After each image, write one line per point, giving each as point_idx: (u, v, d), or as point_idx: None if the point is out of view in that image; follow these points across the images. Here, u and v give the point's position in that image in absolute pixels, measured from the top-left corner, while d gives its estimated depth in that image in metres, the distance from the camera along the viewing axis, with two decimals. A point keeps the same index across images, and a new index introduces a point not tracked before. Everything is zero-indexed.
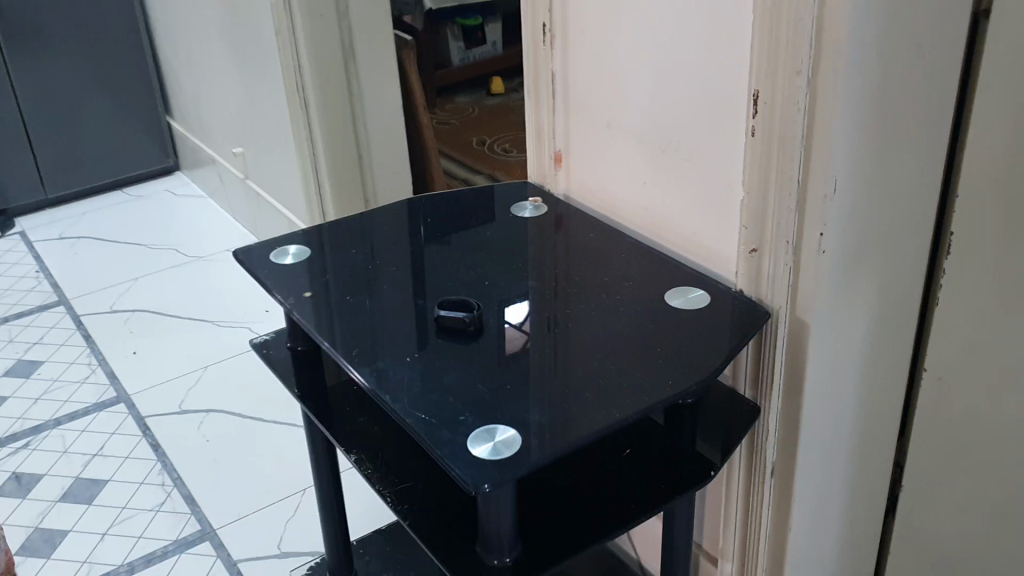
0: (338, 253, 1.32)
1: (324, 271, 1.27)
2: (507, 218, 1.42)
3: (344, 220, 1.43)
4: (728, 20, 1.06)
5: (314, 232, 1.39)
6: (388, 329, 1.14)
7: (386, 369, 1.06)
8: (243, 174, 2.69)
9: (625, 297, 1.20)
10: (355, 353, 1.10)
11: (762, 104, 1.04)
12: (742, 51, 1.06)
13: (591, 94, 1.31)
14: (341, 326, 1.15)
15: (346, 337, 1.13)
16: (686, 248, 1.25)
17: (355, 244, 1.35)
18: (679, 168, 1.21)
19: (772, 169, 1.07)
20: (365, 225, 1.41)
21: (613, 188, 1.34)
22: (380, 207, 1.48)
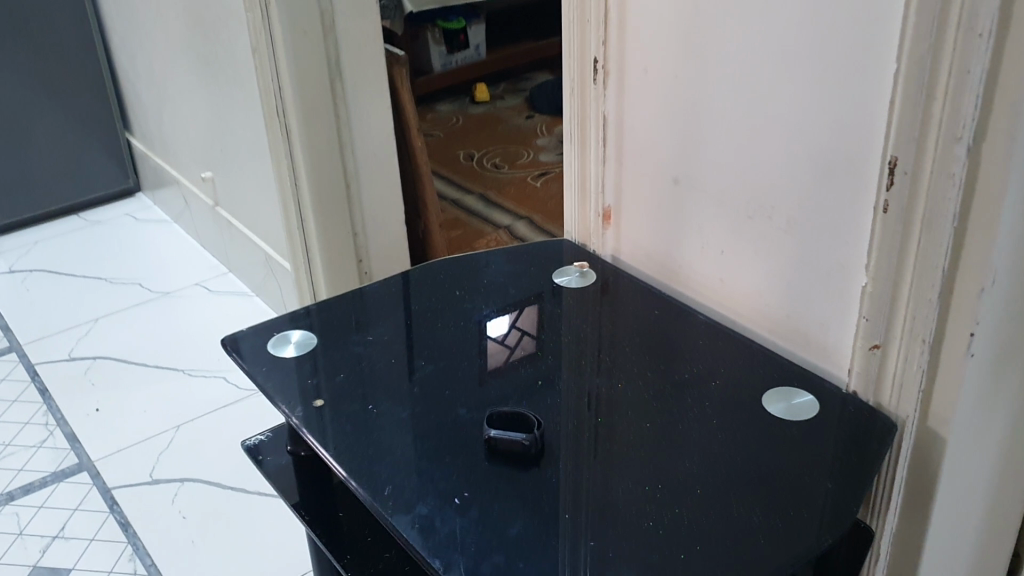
0: (350, 343, 1.10)
1: (335, 368, 1.05)
2: (546, 287, 1.19)
3: (351, 297, 1.21)
4: (856, 68, 0.84)
5: (317, 314, 1.17)
6: (422, 452, 0.92)
7: (426, 512, 0.84)
8: (213, 202, 2.43)
9: (708, 400, 0.98)
10: (385, 490, 0.87)
11: (902, 175, 0.82)
12: (872, 107, 0.84)
13: (654, 144, 1.09)
14: (363, 449, 0.92)
15: (369, 471, 0.90)
16: (778, 334, 1.03)
17: (369, 330, 1.13)
18: (772, 240, 1.00)
19: (910, 254, 0.84)
20: (378, 303, 1.19)
21: (679, 256, 1.12)
22: (392, 279, 1.26)
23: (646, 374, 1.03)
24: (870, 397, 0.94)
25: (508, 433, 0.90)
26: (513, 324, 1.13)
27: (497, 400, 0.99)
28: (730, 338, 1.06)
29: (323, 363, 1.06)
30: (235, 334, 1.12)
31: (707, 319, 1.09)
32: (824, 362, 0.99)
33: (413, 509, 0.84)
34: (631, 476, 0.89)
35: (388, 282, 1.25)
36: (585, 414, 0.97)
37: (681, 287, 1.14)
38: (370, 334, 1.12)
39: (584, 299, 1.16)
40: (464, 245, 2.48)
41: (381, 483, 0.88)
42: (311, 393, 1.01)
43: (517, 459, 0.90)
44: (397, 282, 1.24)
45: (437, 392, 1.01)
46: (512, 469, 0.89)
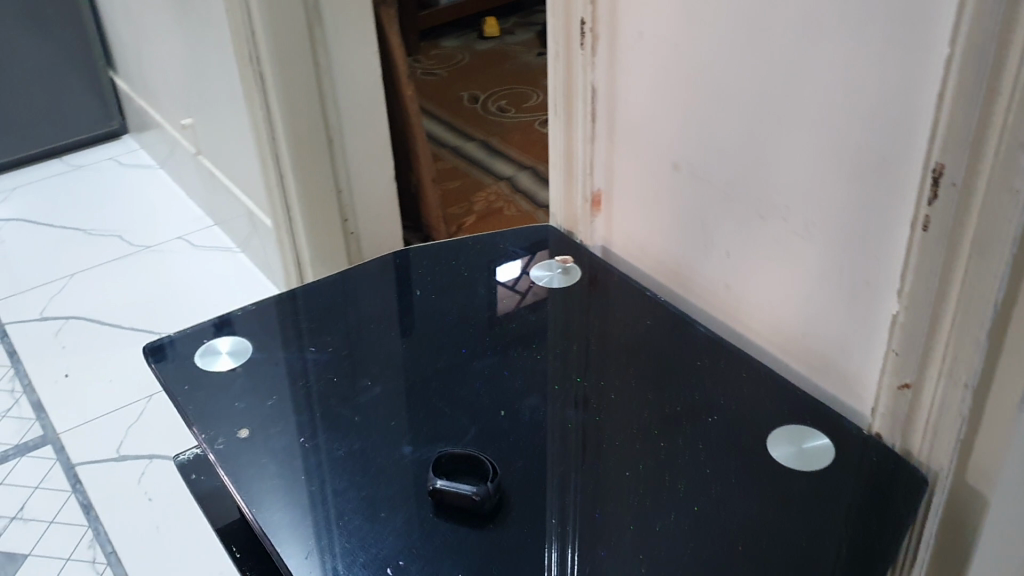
0: (285, 363, 0.93)
1: (269, 390, 0.89)
2: (524, 284, 1.02)
3: (299, 294, 1.04)
4: (898, 49, 0.66)
5: (259, 316, 1.00)
6: (353, 502, 0.76)
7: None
8: (194, 149, 2.27)
9: (704, 440, 0.82)
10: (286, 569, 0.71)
11: (949, 187, 0.65)
12: (915, 99, 0.67)
13: (652, 124, 0.92)
14: (290, 495, 0.77)
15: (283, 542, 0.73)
16: (791, 354, 0.87)
17: (312, 337, 0.96)
18: (788, 246, 0.83)
19: (955, 283, 0.68)
20: (334, 298, 1.03)
21: (677, 255, 0.95)
22: (348, 271, 1.08)
23: (632, 403, 0.87)
24: (896, 443, 0.78)
25: (454, 486, 0.75)
26: (524, 269, 1.05)
27: (453, 435, 0.83)
28: (734, 358, 0.90)
29: (256, 383, 0.91)
30: (169, 336, 0.97)
31: (709, 331, 0.92)
32: (845, 393, 0.83)
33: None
34: (606, 544, 0.73)
35: (353, 271, 1.08)
36: (558, 455, 0.81)
37: (679, 290, 0.97)
38: (311, 347, 0.95)
39: (567, 301, 0.99)
40: (462, 199, 2.31)
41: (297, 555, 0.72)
42: (235, 425, 0.85)
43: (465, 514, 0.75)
44: (359, 273, 1.08)
45: (384, 421, 0.85)
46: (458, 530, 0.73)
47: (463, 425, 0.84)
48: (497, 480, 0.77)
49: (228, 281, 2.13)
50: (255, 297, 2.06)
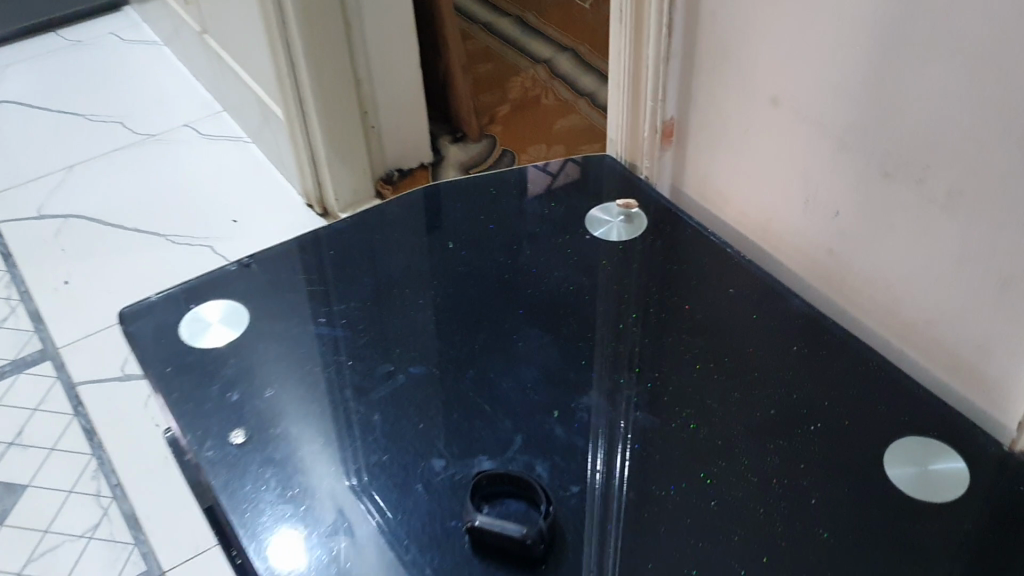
0: (283, 343, 0.76)
1: (262, 378, 0.73)
2: (576, 234, 0.85)
3: (298, 253, 0.86)
4: None
5: (254, 279, 0.83)
6: (370, 510, 0.62)
7: (342, 554, 0.60)
8: (199, 28, 2.07)
9: (806, 459, 0.65)
10: (309, 503, 0.63)
11: None
12: None
13: (745, 44, 0.72)
14: (284, 447, 0.67)
15: (315, 471, 0.65)
16: (914, 339, 0.70)
17: (318, 308, 0.80)
18: (923, 215, 0.65)
19: None
20: (351, 252, 0.86)
21: (770, 205, 0.78)
22: (361, 215, 0.90)
23: (711, 402, 0.70)
24: None
25: (498, 522, 0.58)
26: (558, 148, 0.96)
27: (494, 447, 0.66)
28: (843, 349, 0.71)
29: (248, 371, 0.73)
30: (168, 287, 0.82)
31: (805, 305, 0.75)
32: (981, 397, 0.67)
33: (346, 537, 0.61)
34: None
35: (378, 216, 0.90)
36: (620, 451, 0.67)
37: (769, 247, 0.80)
38: (320, 317, 0.79)
39: (627, 256, 0.82)
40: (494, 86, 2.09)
41: (328, 486, 0.64)
42: (229, 411, 0.70)
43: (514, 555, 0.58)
44: (379, 217, 0.90)
45: (405, 426, 0.68)
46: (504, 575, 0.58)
47: (504, 429, 0.68)
48: (552, 512, 0.61)
49: (237, 176, 1.96)
50: (267, 194, 1.90)
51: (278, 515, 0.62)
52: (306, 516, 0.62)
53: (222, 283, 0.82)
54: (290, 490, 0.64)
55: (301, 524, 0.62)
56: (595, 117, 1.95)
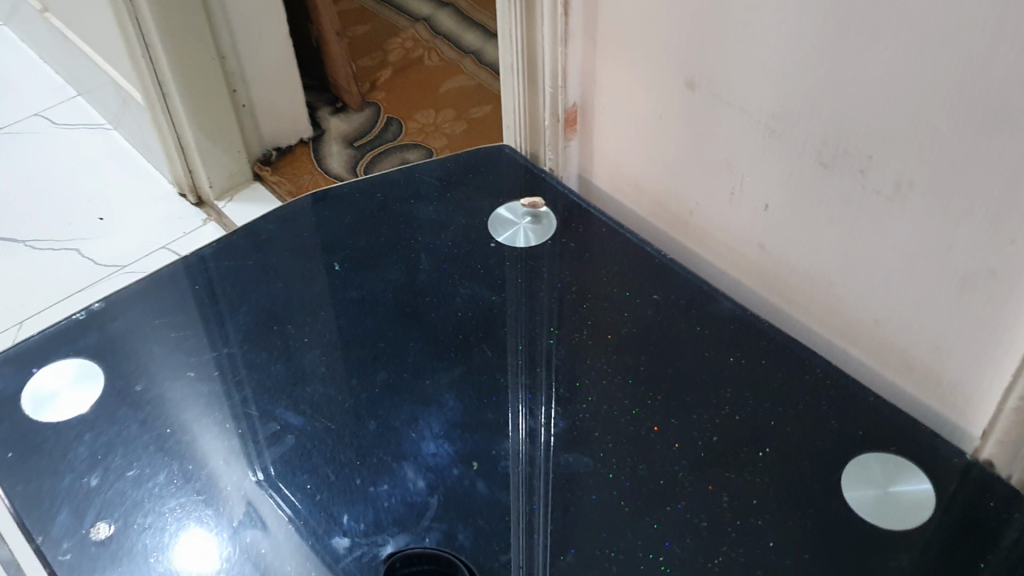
0: (148, 407, 0.66)
1: (124, 455, 0.62)
2: (479, 246, 0.76)
3: (164, 284, 0.76)
4: None
5: (114, 325, 0.71)
6: (280, 504, 0.59)
7: (265, 558, 0.57)
8: (40, 6, 1.87)
9: (753, 494, 0.60)
10: (219, 506, 0.60)
11: None
12: None
13: (653, 21, 0.63)
14: (173, 460, 0.62)
15: (219, 469, 0.62)
16: (856, 341, 0.64)
17: (186, 357, 0.70)
18: (866, 210, 0.57)
19: None
20: (223, 279, 0.75)
21: (691, 196, 0.70)
22: (234, 234, 0.79)
23: (648, 435, 0.63)
24: (1013, 473, 0.58)
25: None
26: None
27: (407, 517, 0.58)
28: (789, 357, 0.66)
29: (112, 443, 0.63)
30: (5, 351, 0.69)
31: (735, 307, 0.69)
32: (935, 400, 0.61)
33: (257, 531, 0.58)
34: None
35: (252, 231, 0.79)
36: (539, 430, 0.64)
37: (692, 243, 0.73)
38: (188, 370, 0.69)
39: (535, 270, 0.74)
40: (370, 49, 1.89)
41: (235, 483, 0.61)
42: (84, 499, 0.60)
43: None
44: (253, 234, 0.79)
45: (298, 498, 0.60)
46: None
47: (417, 491, 0.60)
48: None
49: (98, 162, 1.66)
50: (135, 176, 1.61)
51: (187, 525, 0.58)
52: (218, 522, 0.59)
53: (71, 337, 0.70)
54: (196, 495, 0.60)
55: (214, 530, 0.58)
56: (485, 77, 1.77)
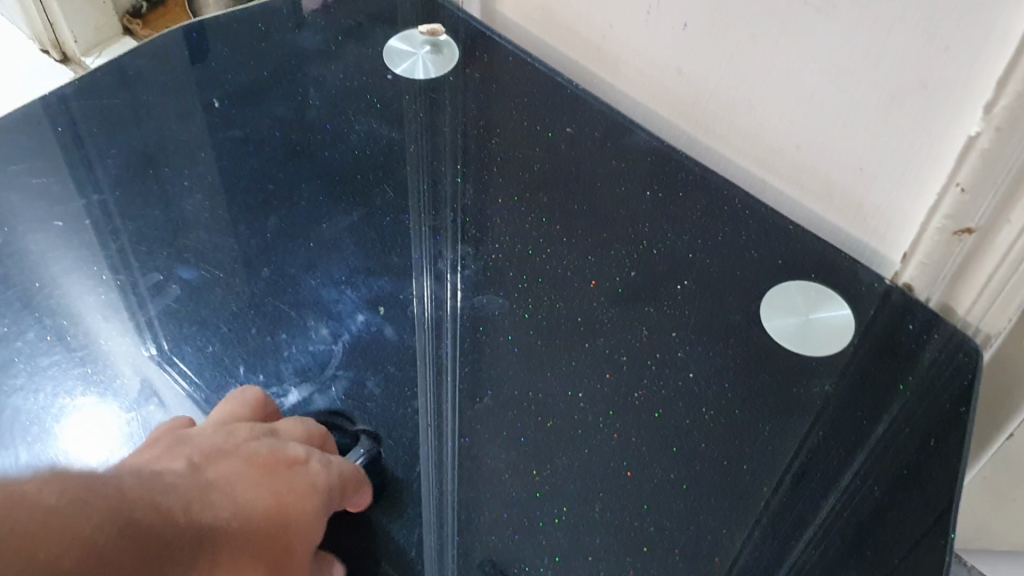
0: (12, 262, 0.59)
1: None
2: (374, 78, 0.71)
3: (21, 129, 0.67)
4: None
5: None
6: (165, 367, 0.54)
7: (149, 422, 0.52)
8: None
9: (674, 328, 0.58)
10: (94, 368, 0.54)
11: None
12: None
13: None
14: (39, 319, 0.56)
15: (96, 328, 0.56)
16: (772, 167, 0.62)
17: (48, 208, 0.63)
18: (790, 21, 0.54)
19: None
20: (89, 122, 0.68)
21: (603, 17, 0.65)
22: (97, 70, 0.71)
23: (564, 273, 0.60)
24: (932, 297, 0.56)
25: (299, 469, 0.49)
26: None
27: (310, 367, 0.54)
28: (706, 193, 0.64)
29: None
30: None
31: (651, 138, 0.66)
32: (855, 227, 0.59)
33: (146, 397, 0.53)
34: (567, 528, 0.49)
35: (118, 70, 0.71)
36: (448, 273, 0.60)
37: (603, 71, 0.69)
38: (51, 222, 0.62)
39: (437, 106, 0.69)
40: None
41: (112, 342, 0.55)
42: None
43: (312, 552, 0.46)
44: (121, 72, 0.71)
45: (185, 356, 0.55)
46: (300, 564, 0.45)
47: (320, 340, 0.56)
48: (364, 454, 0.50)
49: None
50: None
51: (60, 388, 0.53)
52: (96, 385, 0.53)
53: None
54: (76, 356, 0.55)
55: (91, 393, 0.53)
56: None
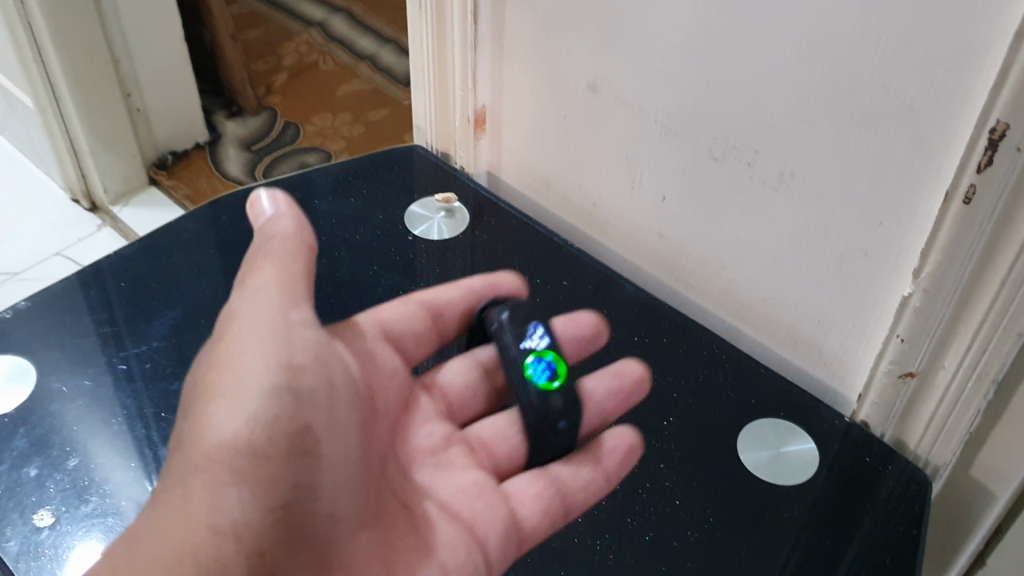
0: (81, 400, 0.70)
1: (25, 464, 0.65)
2: (397, 238, 0.81)
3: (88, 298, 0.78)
4: None
5: (35, 326, 0.77)
6: None
7: None
8: None
9: (661, 460, 0.66)
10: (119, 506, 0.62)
11: (1016, 155, 0.47)
12: (956, 39, 0.48)
13: (555, 29, 0.70)
14: (80, 464, 0.65)
15: (128, 469, 0.65)
16: (745, 317, 0.71)
17: (83, 371, 0.72)
18: (753, 198, 0.64)
19: (990, 269, 0.52)
20: (148, 290, 0.79)
21: (595, 189, 0.76)
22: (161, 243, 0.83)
23: None
24: (887, 432, 0.64)
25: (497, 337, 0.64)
26: None
27: None
28: (687, 337, 0.73)
29: (46, 436, 0.67)
30: None
31: (638, 292, 0.76)
32: (818, 370, 0.68)
33: None
34: None
35: (173, 247, 0.83)
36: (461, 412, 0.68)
37: (597, 233, 0.79)
38: (85, 381, 0.72)
39: (451, 263, 0.79)
40: (258, 22, 1.61)
41: (135, 484, 0.64)
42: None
43: (562, 447, 0.61)
44: (177, 247, 0.83)
45: None
46: (568, 463, 0.61)
47: None
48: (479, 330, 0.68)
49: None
50: (28, 198, 1.37)
51: (83, 526, 0.61)
52: (118, 521, 0.61)
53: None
54: (119, 494, 0.63)
55: (105, 531, 0.61)
56: (384, 81, 1.50)
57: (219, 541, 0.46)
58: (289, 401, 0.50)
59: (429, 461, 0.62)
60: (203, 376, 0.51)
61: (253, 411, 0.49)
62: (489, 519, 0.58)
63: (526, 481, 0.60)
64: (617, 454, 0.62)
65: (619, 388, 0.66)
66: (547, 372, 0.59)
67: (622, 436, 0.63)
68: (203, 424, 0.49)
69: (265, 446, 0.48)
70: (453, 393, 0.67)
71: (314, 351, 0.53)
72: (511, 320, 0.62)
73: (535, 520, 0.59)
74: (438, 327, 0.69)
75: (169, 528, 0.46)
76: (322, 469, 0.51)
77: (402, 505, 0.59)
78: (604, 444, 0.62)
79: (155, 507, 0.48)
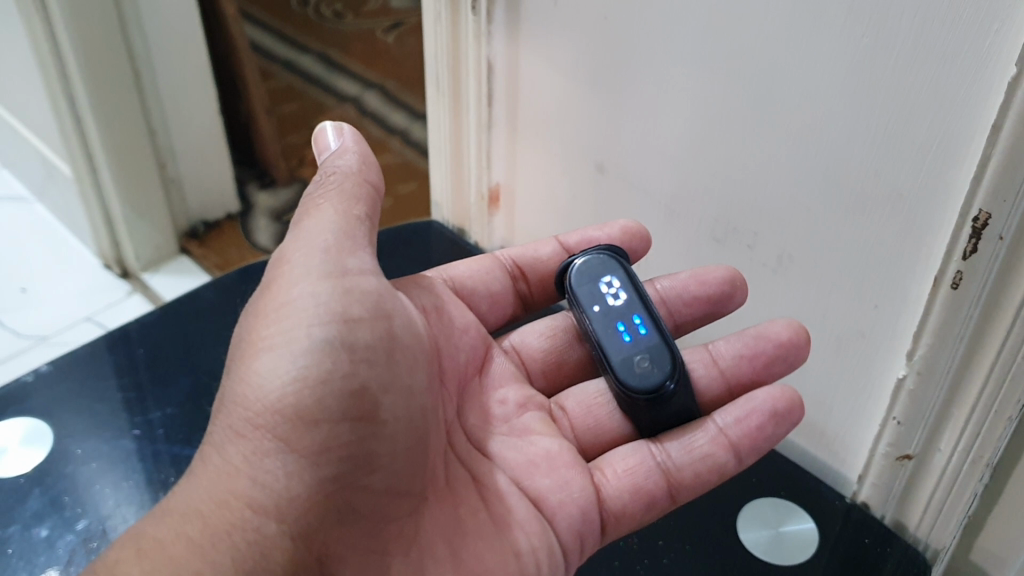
0: (95, 463, 0.72)
1: (37, 524, 0.67)
2: None
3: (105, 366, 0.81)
4: (914, 72, 0.49)
5: (57, 389, 0.79)
6: None
7: None
8: None
9: (660, 536, 0.66)
10: None
11: (994, 242, 0.49)
12: (936, 132, 0.50)
13: (564, 112, 0.73)
14: (91, 523, 0.67)
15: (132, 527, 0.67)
16: None
17: (100, 434, 0.75)
18: (755, 278, 0.65)
19: (978, 352, 0.53)
20: (166, 356, 0.81)
21: None
22: (180, 312, 0.86)
23: None
24: (886, 514, 0.64)
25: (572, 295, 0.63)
26: None
27: None
28: None
29: (60, 498, 0.69)
30: None
31: None
32: (820, 450, 0.68)
33: None
34: None
35: (192, 315, 0.86)
36: None
37: None
38: (100, 444, 0.74)
39: None
40: (295, 96, 1.66)
41: None
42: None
43: (675, 412, 0.60)
44: (195, 315, 0.86)
45: None
46: (683, 435, 0.59)
47: None
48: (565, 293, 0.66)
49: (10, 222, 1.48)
50: (62, 263, 1.41)
51: None
52: None
53: (16, 421, 0.76)
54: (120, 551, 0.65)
55: None
56: (412, 154, 1.54)
57: (260, 521, 0.48)
58: (342, 357, 0.50)
59: (504, 427, 0.62)
60: (256, 326, 0.52)
61: (303, 365, 0.49)
62: (561, 495, 0.57)
63: (630, 451, 0.59)
64: (754, 420, 0.57)
65: (746, 353, 0.62)
66: (628, 335, 0.60)
67: (768, 398, 0.58)
68: (256, 381, 0.50)
69: (315, 411, 0.49)
70: (537, 361, 0.69)
71: (373, 302, 0.54)
72: (579, 276, 0.63)
73: (621, 494, 0.58)
74: (518, 289, 0.72)
75: (209, 502, 0.48)
76: (379, 437, 0.51)
77: (471, 478, 0.58)
78: (748, 408, 0.58)
79: (203, 472, 0.50)
